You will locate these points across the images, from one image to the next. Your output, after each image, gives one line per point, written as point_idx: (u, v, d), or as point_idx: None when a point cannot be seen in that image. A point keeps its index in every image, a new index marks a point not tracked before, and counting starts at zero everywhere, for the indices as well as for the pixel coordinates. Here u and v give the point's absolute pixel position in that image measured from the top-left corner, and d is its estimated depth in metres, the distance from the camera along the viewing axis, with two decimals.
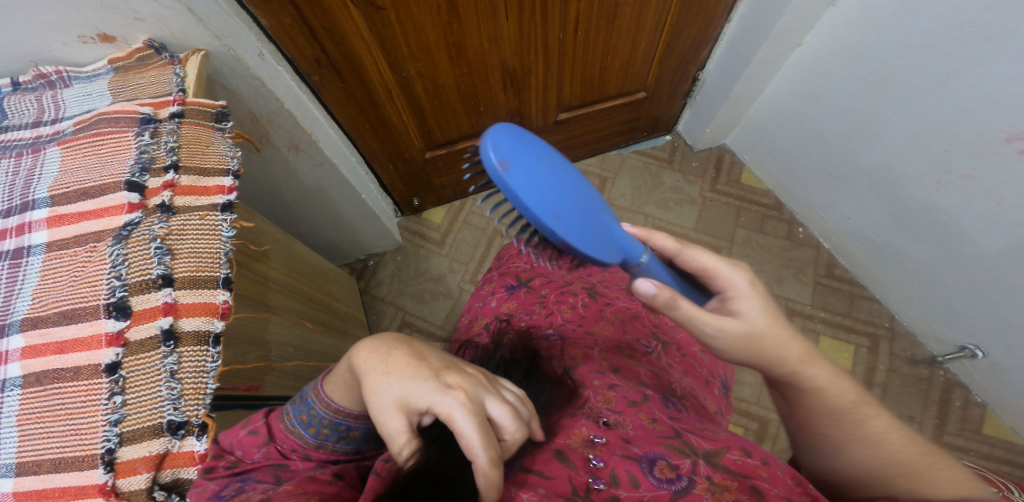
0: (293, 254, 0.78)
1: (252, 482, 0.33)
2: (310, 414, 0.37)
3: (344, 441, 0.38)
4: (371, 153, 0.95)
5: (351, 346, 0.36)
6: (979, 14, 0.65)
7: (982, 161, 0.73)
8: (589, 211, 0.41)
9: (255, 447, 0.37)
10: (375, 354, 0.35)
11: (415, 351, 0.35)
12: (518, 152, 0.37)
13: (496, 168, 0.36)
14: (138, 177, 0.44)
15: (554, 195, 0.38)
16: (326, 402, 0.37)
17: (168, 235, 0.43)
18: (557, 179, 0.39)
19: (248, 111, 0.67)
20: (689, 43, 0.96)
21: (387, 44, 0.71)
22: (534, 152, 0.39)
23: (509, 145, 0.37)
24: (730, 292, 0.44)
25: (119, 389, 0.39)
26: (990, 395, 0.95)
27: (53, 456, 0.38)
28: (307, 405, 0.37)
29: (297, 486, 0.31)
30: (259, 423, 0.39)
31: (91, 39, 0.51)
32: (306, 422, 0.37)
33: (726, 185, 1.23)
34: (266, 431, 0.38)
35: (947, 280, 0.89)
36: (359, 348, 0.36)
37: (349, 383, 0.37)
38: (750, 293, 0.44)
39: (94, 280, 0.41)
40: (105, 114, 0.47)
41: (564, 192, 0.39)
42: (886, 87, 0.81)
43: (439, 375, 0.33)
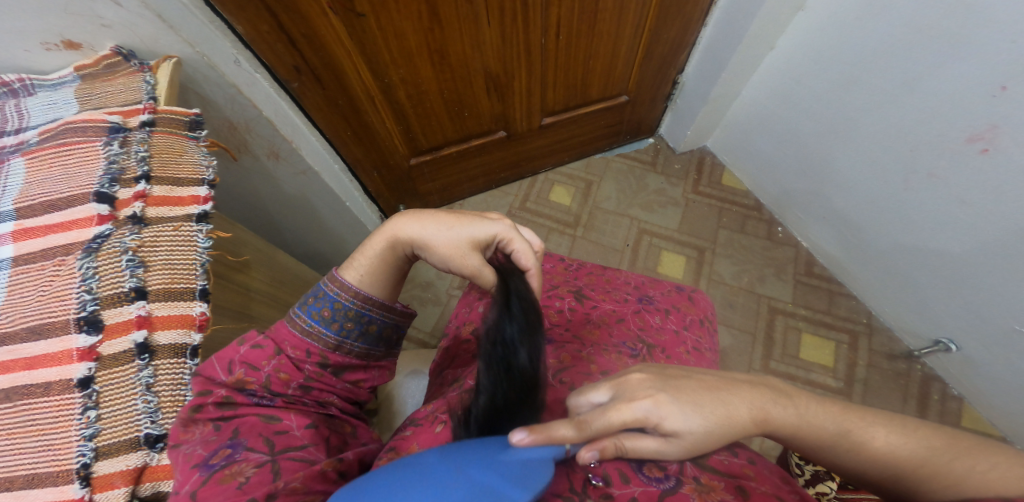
0: (275, 264, 0.76)
1: (243, 450, 0.33)
2: (335, 307, 0.43)
3: (361, 338, 0.45)
4: (354, 161, 0.93)
5: (388, 226, 0.47)
6: (937, 21, 0.68)
7: (948, 161, 0.75)
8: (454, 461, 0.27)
9: (265, 359, 0.40)
10: (421, 224, 0.46)
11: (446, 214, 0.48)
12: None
13: None
14: (107, 188, 0.43)
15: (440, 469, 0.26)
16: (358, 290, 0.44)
17: (140, 247, 0.42)
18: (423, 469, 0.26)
19: (225, 119, 0.66)
20: (668, 48, 0.98)
21: (369, 50, 0.70)
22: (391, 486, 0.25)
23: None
24: (651, 420, 0.36)
25: (93, 403, 0.38)
26: (966, 388, 0.98)
27: (25, 472, 0.36)
28: (329, 301, 0.43)
29: (303, 484, 0.32)
30: (261, 340, 0.41)
31: (56, 45, 0.49)
32: (330, 317, 0.43)
33: (707, 187, 1.25)
34: (273, 345, 0.41)
35: (921, 277, 0.91)
36: (402, 226, 0.46)
37: (386, 262, 0.46)
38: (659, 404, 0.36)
39: (61, 294, 0.39)
40: (72, 123, 0.46)
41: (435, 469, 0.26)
42: (855, 90, 0.83)
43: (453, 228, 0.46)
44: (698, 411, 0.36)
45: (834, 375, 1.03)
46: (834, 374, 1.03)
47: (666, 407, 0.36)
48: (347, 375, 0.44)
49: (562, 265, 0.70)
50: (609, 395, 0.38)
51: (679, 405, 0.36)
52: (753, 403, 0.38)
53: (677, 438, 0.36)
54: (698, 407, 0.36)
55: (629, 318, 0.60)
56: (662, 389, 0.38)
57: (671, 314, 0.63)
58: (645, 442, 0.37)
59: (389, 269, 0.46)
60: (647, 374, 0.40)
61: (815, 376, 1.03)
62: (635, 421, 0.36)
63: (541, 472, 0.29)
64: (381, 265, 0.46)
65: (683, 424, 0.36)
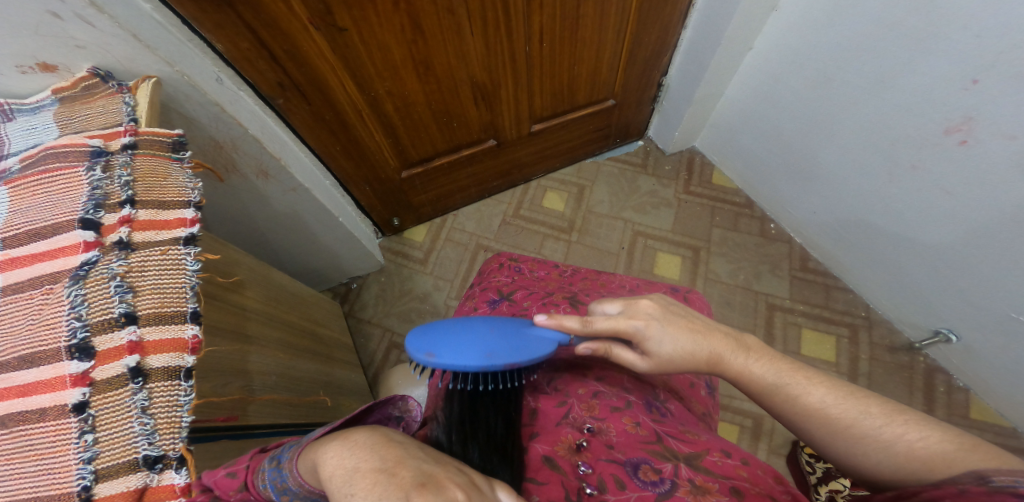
0: (269, 281, 0.76)
1: None
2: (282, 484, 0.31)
3: None
4: (345, 176, 0.94)
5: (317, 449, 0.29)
6: (903, 15, 0.68)
7: (929, 153, 0.75)
8: (497, 340, 0.43)
9: (231, 491, 0.33)
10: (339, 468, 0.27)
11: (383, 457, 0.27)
12: (437, 343, 0.42)
13: (426, 359, 0.40)
14: (92, 214, 0.43)
15: (477, 344, 0.42)
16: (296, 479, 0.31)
17: (128, 272, 0.42)
18: (467, 332, 0.43)
19: (209, 138, 0.66)
20: (649, 51, 0.99)
21: (352, 66, 0.71)
22: (450, 334, 0.43)
23: (425, 342, 0.42)
24: (639, 337, 0.46)
25: (89, 427, 0.37)
26: (970, 379, 0.97)
27: (27, 497, 0.35)
28: (280, 473, 0.32)
29: None
30: (241, 465, 0.35)
31: (31, 68, 0.50)
32: (279, 489, 0.31)
33: (699, 186, 1.25)
34: (243, 475, 0.34)
35: (914, 268, 0.91)
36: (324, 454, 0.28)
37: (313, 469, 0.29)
38: (651, 328, 0.46)
39: (52, 322, 0.39)
40: (52, 148, 0.46)
41: (477, 333, 0.43)
42: (832, 86, 0.84)
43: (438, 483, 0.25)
44: (678, 339, 0.46)
45: (837, 370, 1.02)
46: (836, 369, 1.02)
47: (653, 330, 0.45)
48: None
49: (557, 271, 0.69)
50: (622, 310, 0.48)
51: (661, 332, 0.46)
52: (716, 347, 0.45)
53: (651, 354, 0.46)
54: (677, 338, 0.45)
55: None
56: (658, 318, 0.47)
57: None
58: (627, 353, 0.46)
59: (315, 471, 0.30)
60: (648, 311, 0.47)
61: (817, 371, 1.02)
62: (622, 333, 0.46)
63: (542, 347, 0.44)
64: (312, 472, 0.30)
65: (659, 344, 0.45)
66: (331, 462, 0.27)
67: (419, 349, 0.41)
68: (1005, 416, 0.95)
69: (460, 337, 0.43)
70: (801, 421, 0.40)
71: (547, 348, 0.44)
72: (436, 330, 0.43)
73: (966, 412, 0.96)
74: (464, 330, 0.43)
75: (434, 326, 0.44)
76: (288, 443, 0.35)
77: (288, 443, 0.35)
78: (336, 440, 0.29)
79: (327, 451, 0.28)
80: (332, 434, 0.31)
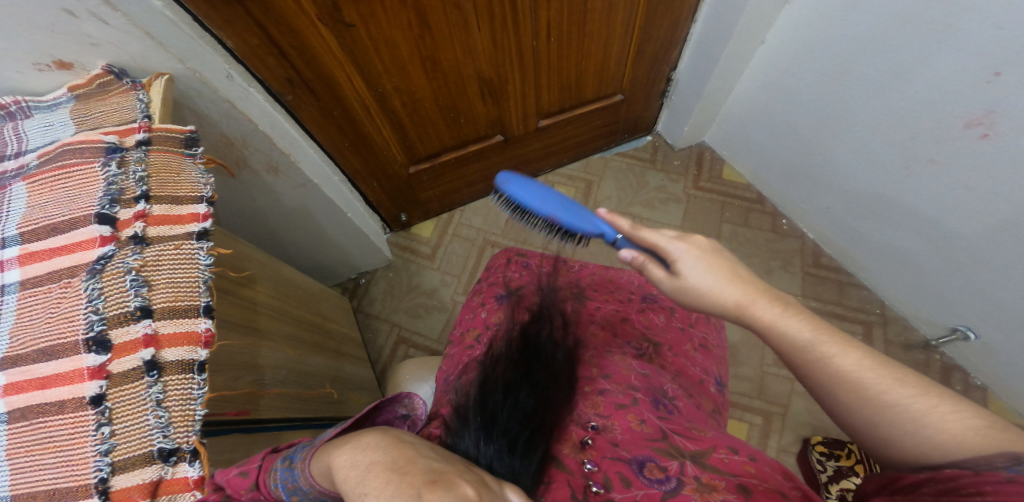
0: (280, 277, 0.76)
1: None
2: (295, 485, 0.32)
3: None
4: (353, 172, 0.95)
5: (332, 451, 0.29)
6: (920, 6, 0.67)
7: (947, 147, 0.74)
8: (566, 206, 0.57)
9: (242, 490, 0.34)
10: (350, 466, 0.27)
11: (393, 457, 0.27)
12: (518, 183, 0.61)
13: (501, 182, 0.62)
14: (108, 209, 0.43)
15: (542, 202, 0.58)
16: (309, 480, 0.31)
17: (143, 266, 0.42)
18: (541, 196, 0.58)
19: (221, 135, 0.67)
20: (659, 45, 0.98)
21: (361, 62, 0.71)
22: (528, 184, 0.60)
23: (512, 179, 0.61)
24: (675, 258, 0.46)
25: (105, 420, 0.38)
26: (987, 376, 0.95)
27: (47, 488, 0.37)
28: (294, 474, 0.32)
29: None
30: (253, 464, 0.35)
31: (47, 66, 0.51)
32: (291, 489, 0.32)
33: (709, 181, 1.24)
34: (255, 475, 0.34)
35: (930, 264, 0.90)
36: (338, 454, 0.29)
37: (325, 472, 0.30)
38: (689, 255, 0.46)
39: (70, 315, 0.39)
40: (69, 145, 0.47)
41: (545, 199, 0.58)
42: (845, 80, 0.83)
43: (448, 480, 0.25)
44: (710, 276, 0.45)
45: None
46: None
47: (690, 254, 0.46)
48: None
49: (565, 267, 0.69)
50: (674, 234, 0.48)
51: (700, 264, 0.45)
52: (747, 295, 0.43)
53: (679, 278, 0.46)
54: (712, 272, 0.45)
55: (633, 317, 0.61)
56: (702, 250, 0.46)
57: (675, 311, 0.63)
58: (657, 270, 0.48)
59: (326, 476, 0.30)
60: (692, 244, 0.46)
61: None
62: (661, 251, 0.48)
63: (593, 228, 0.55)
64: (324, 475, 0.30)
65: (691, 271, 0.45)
66: (344, 465, 0.28)
67: (505, 177, 0.62)
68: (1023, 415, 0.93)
69: (536, 189, 0.59)
70: (839, 390, 0.37)
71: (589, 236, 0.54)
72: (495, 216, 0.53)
73: None
74: (539, 188, 0.59)
75: (518, 177, 0.61)
76: (300, 444, 0.36)
77: (300, 444, 0.36)
78: (349, 444, 0.29)
79: (340, 454, 0.28)
80: (344, 437, 0.31)
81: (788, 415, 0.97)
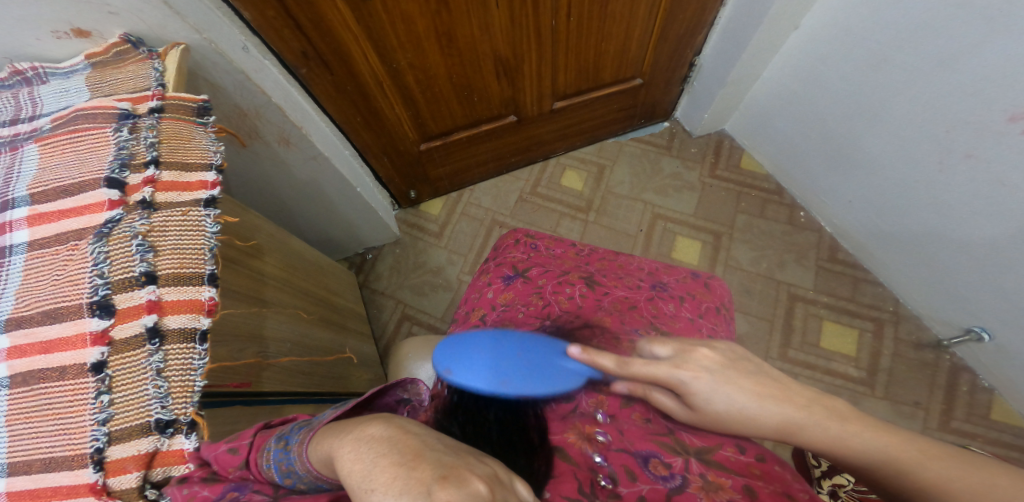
0: (289, 249, 0.77)
1: (248, 493, 0.33)
2: (291, 466, 0.32)
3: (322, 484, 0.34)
4: (365, 146, 0.94)
5: (334, 441, 0.29)
6: None
7: (986, 141, 0.71)
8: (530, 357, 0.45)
9: (231, 467, 0.35)
10: (355, 458, 0.27)
11: (400, 454, 0.26)
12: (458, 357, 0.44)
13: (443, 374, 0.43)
14: (118, 173, 0.43)
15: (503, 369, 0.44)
16: (305, 466, 0.32)
17: (149, 232, 0.42)
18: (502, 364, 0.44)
19: (234, 105, 0.66)
20: (685, 28, 0.94)
21: (376, 35, 0.69)
22: (474, 351, 0.45)
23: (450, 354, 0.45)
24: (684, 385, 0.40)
25: (106, 388, 0.38)
26: (998, 380, 0.94)
27: (43, 456, 0.38)
28: (288, 456, 0.32)
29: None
30: (243, 441, 0.36)
31: (65, 34, 0.50)
32: (284, 471, 0.33)
33: (725, 170, 1.21)
34: (246, 452, 0.35)
35: (953, 264, 0.88)
36: (342, 446, 0.28)
37: (327, 462, 0.30)
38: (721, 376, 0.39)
39: (75, 278, 0.40)
40: (83, 109, 0.46)
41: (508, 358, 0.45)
42: (883, 70, 0.80)
43: (454, 473, 0.25)
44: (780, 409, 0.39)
45: (856, 364, 1.00)
46: (856, 363, 1.00)
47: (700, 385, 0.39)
48: None
49: (573, 250, 0.68)
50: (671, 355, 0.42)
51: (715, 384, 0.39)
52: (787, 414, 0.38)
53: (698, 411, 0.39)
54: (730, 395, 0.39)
55: (642, 306, 0.59)
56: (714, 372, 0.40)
57: (686, 301, 0.62)
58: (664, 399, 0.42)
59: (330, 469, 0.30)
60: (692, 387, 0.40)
61: (834, 365, 1.00)
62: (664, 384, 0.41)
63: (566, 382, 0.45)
64: (328, 466, 0.30)
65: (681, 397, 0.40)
66: (348, 458, 0.27)
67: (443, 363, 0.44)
68: None
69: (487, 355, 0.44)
70: None
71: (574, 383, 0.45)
72: (467, 346, 0.45)
73: (987, 412, 0.94)
74: (479, 352, 0.45)
75: (458, 348, 0.45)
76: (293, 424, 0.37)
77: (295, 423, 0.37)
78: (351, 435, 0.29)
79: (343, 447, 0.28)
80: (346, 426, 0.31)
81: None
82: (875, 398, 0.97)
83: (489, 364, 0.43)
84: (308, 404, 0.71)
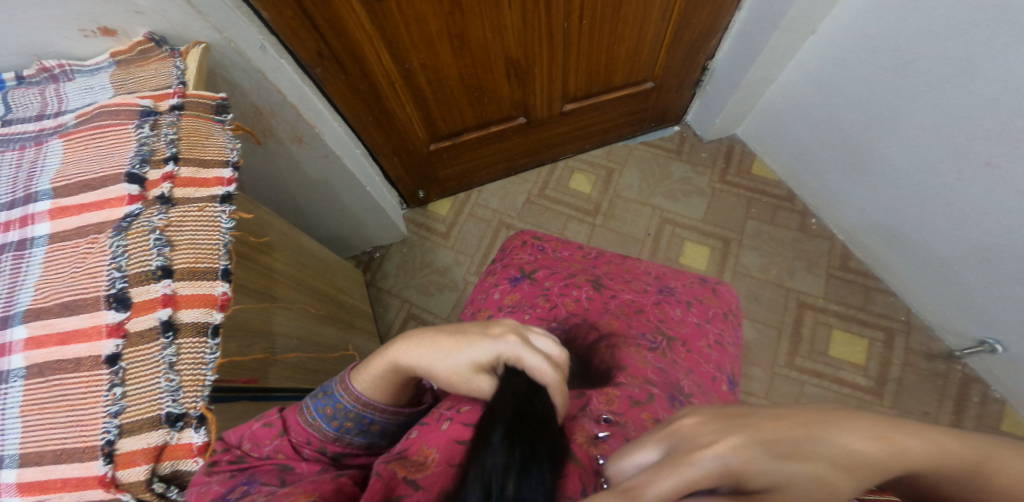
0: (299, 246, 0.78)
1: (257, 485, 0.34)
2: (337, 406, 0.41)
3: (360, 434, 0.42)
4: (375, 146, 0.94)
5: (388, 353, 0.41)
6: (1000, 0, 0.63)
7: (1004, 150, 0.71)
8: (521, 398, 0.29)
9: (268, 439, 0.41)
10: (417, 351, 0.40)
11: (449, 332, 0.41)
12: None
13: None
14: (138, 168, 0.44)
15: None
16: (353, 396, 0.41)
17: (167, 226, 0.43)
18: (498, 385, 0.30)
19: (251, 103, 0.67)
20: (699, 32, 0.94)
21: (390, 35, 0.70)
22: None
23: None
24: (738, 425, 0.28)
25: (119, 380, 0.39)
26: (1010, 392, 0.93)
27: (55, 447, 0.38)
28: (333, 398, 0.42)
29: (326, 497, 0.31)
30: (273, 417, 0.43)
31: (92, 32, 0.51)
32: (330, 414, 0.41)
33: (736, 176, 1.20)
34: (280, 424, 0.42)
35: (967, 274, 0.87)
36: (400, 351, 0.40)
37: (385, 378, 0.41)
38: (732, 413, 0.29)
39: (94, 271, 0.41)
40: (106, 106, 0.47)
41: None
42: (900, 77, 0.79)
43: (485, 328, 0.41)
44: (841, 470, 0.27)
45: (865, 373, 0.99)
46: (864, 373, 0.99)
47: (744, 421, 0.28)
48: (348, 461, 0.42)
49: (581, 253, 0.68)
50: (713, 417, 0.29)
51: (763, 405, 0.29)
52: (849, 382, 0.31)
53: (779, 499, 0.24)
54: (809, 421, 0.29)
55: (648, 309, 0.59)
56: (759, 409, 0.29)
57: (693, 306, 0.62)
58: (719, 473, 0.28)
59: (393, 386, 0.41)
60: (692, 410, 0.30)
61: (843, 374, 0.99)
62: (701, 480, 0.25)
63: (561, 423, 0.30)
64: (386, 381, 0.41)
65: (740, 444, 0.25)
66: (413, 354, 0.40)
67: None
68: None
69: None
70: None
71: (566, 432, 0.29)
72: None
73: (998, 424, 0.93)
74: None
75: None
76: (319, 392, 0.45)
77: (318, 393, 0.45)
78: (399, 342, 0.41)
79: (400, 351, 0.40)
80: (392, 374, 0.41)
81: None
82: (884, 408, 0.96)
83: None
84: None
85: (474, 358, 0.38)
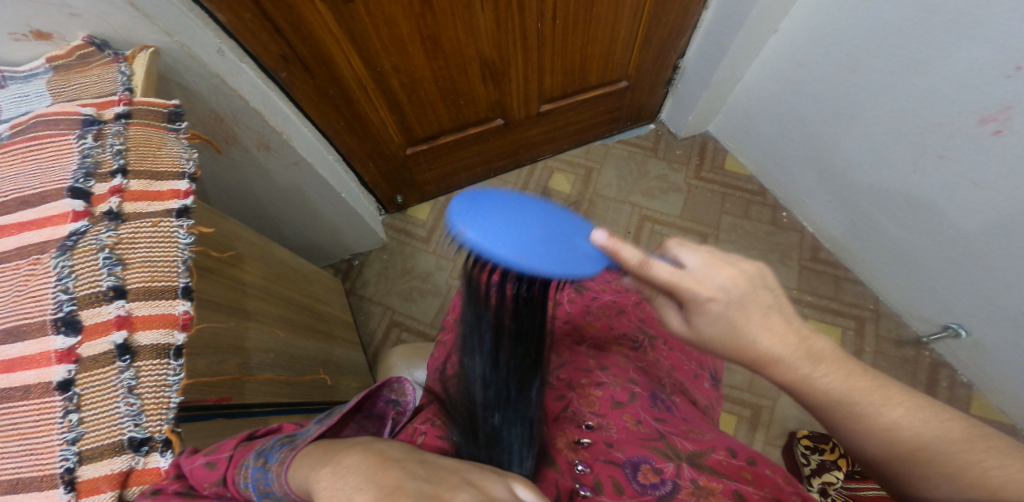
0: (270, 257, 0.75)
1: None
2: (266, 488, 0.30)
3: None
4: (349, 151, 0.92)
5: (304, 456, 0.28)
6: None
7: (956, 143, 0.73)
8: (551, 246, 0.44)
9: (207, 483, 0.32)
10: (331, 453, 0.27)
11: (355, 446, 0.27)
12: (476, 215, 0.43)
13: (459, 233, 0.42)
14: (82, 183, 0.41)
15: (522, 239, 0.43)
16: (278, 481, 0.29)
17: (118, 244, 0.41)
18: (534, 236, 0.44)
19: (210, 110, 0.64)
20: (668, 31, 0.95)
21: (358, 38, 0.68)
22: (492, 212, 0.44)
23: (467, 214, 0.43)
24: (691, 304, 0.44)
25: (74, 406, 0.37)
26: (975, 375, 0.96)
27: (9, 477, 0.35)
28: (267, 476, 0.30)
29: None
30: (223, 456, 0.34)
31: (25, 36, 0.48)
32: (261, 489, 0.30)
33: (710, 172, 1.22)
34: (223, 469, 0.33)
35: (930, 263, 0.90)
36: (312, 459, 0.27)
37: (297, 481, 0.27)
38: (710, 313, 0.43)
39: (38, 294, 0.38)
40: (43, 116, 0.45)
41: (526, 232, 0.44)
42: (860, 71, 0.81)
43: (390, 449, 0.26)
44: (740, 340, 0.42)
45: None
46: None
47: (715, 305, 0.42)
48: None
49: None
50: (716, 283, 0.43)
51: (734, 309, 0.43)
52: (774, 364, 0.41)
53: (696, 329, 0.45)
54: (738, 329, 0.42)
55: (630, 309, 0.59)
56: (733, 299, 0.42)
57: None
58: (672, 315, 0.48)
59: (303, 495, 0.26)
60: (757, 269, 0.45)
61: None
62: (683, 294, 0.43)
63: (585, 263, 0.44)
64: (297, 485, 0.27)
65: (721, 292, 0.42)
66: (347, 443, 0.28)
67: (458, 219, 0.42)
68: (1007, 414, 0.94)
69: (536, 230, 0.44)
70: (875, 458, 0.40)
71: (589, 267, 0.44)
72: (480, 201, 0.44)
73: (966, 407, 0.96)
74: (514, 213, 0.44)
75: (474, 198, 0.44)
76: (278, 438, 0.34)
77: (278, 438, 0.34)
78: (314, 452, 0.29)
79: (327, 447, 0.28)
80: (321, 452, 0.28)
81: (776, 409, 0.97)
82: None
83: (506, 230, 0.43)
84: (293, 416, 0.69)
85: (386, 460, 0.25)
